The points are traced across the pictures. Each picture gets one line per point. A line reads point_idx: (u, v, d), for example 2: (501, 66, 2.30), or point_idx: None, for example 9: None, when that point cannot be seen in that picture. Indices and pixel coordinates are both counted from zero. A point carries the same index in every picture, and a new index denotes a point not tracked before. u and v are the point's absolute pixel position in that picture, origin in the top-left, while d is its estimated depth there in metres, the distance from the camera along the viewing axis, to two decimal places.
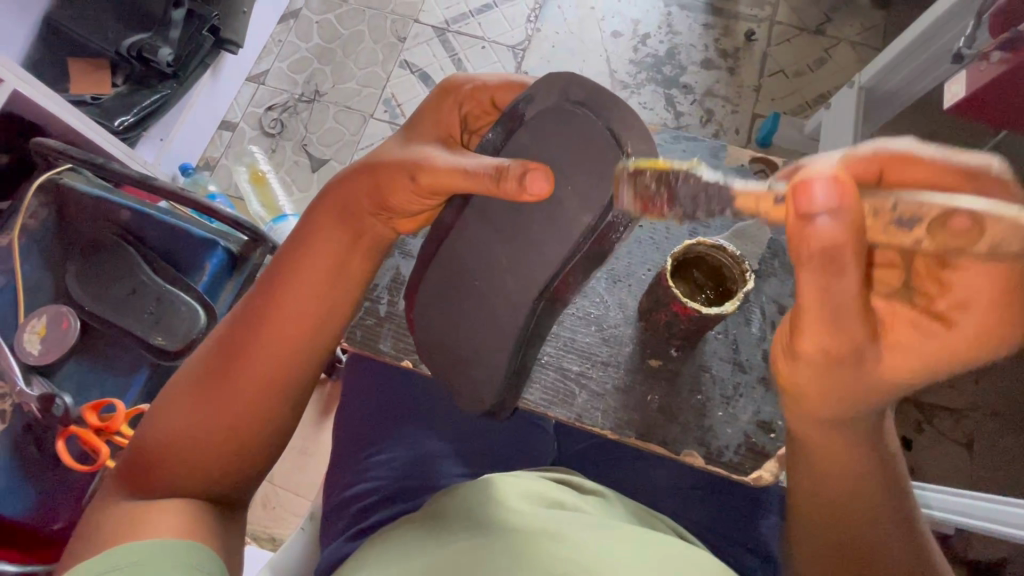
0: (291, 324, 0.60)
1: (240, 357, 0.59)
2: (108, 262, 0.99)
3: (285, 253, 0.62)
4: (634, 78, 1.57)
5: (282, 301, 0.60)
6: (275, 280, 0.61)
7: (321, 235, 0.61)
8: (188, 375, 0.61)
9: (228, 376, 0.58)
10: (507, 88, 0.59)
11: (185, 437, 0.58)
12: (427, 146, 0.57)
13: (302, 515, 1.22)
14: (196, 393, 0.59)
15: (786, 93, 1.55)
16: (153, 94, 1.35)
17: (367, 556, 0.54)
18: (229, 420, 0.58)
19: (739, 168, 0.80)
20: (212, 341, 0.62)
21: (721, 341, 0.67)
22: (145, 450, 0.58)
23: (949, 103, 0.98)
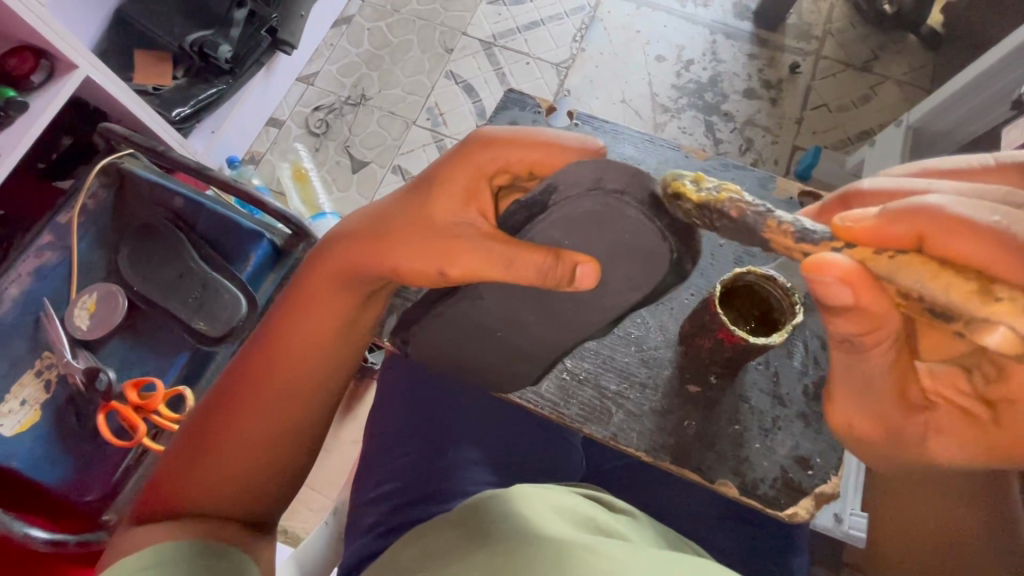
0: (298, 377, 0.62)
1: (255, 408, 0.61)
2: (159, 247, 1.03)
3: (287, 310, 0.62)
4: (675, 103, 1.58)
5: (293, 356, 0.62)
6: (282, 334, 0.62)
7: (326, 295, 0.61)
8: (193, 428, 0.62)
9: (233, 425, 0.60)
10: (543, 156, 0.50)
11: (199, 484, 0.59)
12: (455, 222, 0.52)
13: (317, 509, 1.24)
14: (207, 441, 0.60)
15: (828, 128, 1.54)
16: (210, 88, 1.41)
17: (404, 550, 0.56)
18: (240, 465, 0.60)
19: (786, 201, 0.80)
20: (214, 391, 0.64)
21: (761, 372, 0.67)
22: (161, 493, 0.59)
23: (1004, 148, 0.96)
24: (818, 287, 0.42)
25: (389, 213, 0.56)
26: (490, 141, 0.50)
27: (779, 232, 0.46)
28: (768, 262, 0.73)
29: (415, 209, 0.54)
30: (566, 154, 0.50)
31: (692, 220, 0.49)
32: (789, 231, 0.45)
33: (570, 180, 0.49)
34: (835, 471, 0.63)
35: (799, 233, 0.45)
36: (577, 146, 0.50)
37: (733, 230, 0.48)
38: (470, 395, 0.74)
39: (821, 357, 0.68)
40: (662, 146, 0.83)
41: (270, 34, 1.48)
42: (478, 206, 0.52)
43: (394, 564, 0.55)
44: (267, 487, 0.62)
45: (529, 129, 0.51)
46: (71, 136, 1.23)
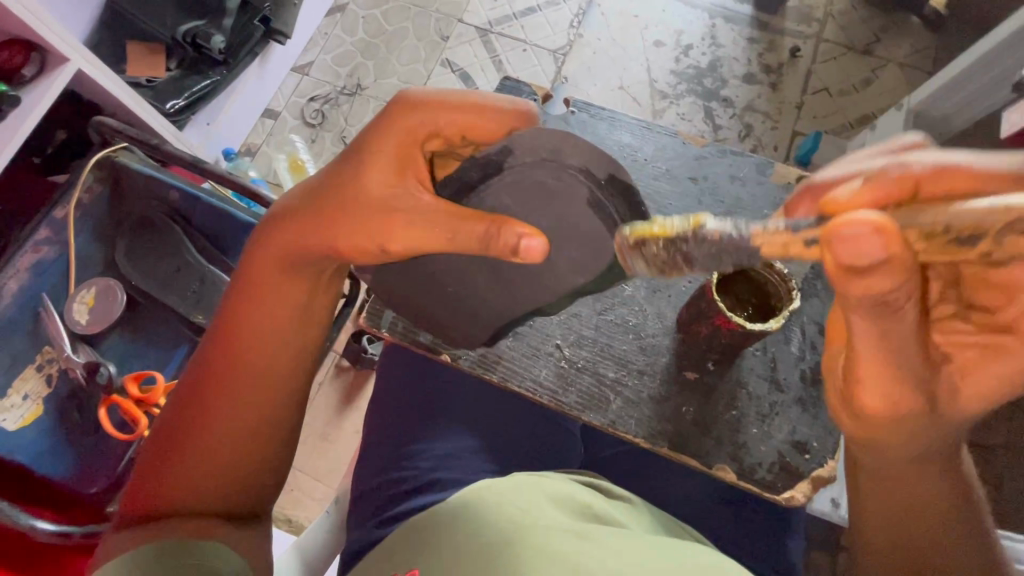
0: (261, 362, 0.62)
1: (220, 397, 0.61)
2: (156, 240, 1.03)
3: (240, 302, 0.62)
4: (673, 88, 1.57)
5: (252, 342, 0.62)
6: (239, 325, 0.62)
7: (276, 282, 0.61)
8: (163, 428, 0.62)
9: (205, 424, 0.61)
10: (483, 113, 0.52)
11: (178, 480, 0.59)
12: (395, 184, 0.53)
13: (318, 498, 1.32)
14: (179, 436, 0.61)
15: (828, 112, 1.52)
16: (204, 79, 1.40)
17: (403, 546, 0.55)
18: (215, 464, 0.61)
19: (785, 186, 0.78)
20: (176, 399, 0.63)
21: (759, 358, 0.67)
22: (140, 496, 0.60)
23: (1004, 131, 0.93)
24: (844, 246, 0.38)
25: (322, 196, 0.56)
26: (416, 105, 0.52)
27: (769, 236, 0.44)
28: None
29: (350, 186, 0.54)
30: (489, 119, 0.52)
31: (661, 258, 0.47)
32: (782, 229, 0.44)
33: (525, 146, 0.49)
34: (833, 455, 0.63)
35: (790, 228, 0.44)
36: (509, 108, 0.52)
37: (716, 252, 0.46)
38: (467, 385, 0.74)
39: (819, 343, 0.68)
40: (659, 133, 0.82)
41: (264, 24, 1.47)
42: (413, 173, 0.53)
43: (396, 563, 0.54)
44: (251, 475, 0.63)
45: (458, 91, 0.53)
46: (66, 131, 1.22)
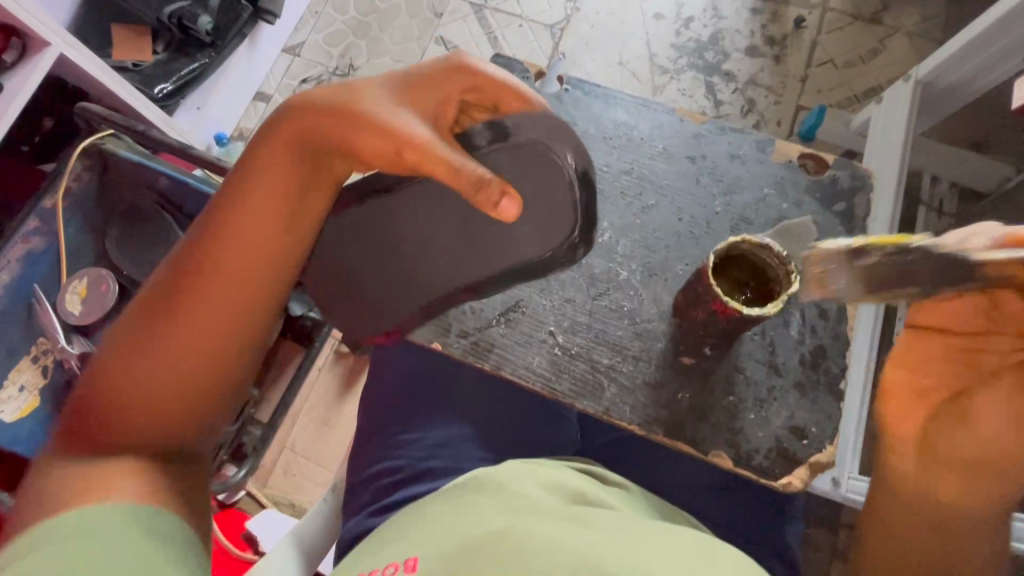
0: (246, 263, 0.54)
1: (194, 299, 0.53)
2: (146, 229, 1.01)
3: (236, 189, 0.55)
4: (674, 63, 1.52)
5: (237, 236, 0.54)
6: (227, 214, 0.54)
7: (277, 172, 0.54)
8: (127, 325, 0.54)
9: (173, 326, 0.53)
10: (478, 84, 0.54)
11: (130, 390, 0.52)
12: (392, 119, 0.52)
13: (320, 482, 1.34)
14: (140, 336, 0.53)
15: (833, 86, 1.48)
16: (192, 62, 1.37)
17: (393, 544, 0.54)
18: (151, 401, 0.52)
19: (786, 163, 0.75)
20: (145, 294, 0.55)
21: (758, 343, 0.65)
22: (91, 406, 0.53)
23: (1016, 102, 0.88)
24: None
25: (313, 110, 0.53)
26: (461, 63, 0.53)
27: None
28: (764, 231, 0.72)
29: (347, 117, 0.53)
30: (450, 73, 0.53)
31: None
32: None
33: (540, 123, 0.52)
34: (830, 440, 0.62)
35: None
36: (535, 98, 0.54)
37: None
38: (461, 373, 0.73)
39: (818, 326, 0.67)
40: (655, 110, 0.79)
41: (251, 3, 1.43)
42: (444, 112, 0.53)
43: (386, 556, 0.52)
44: (207, 402, 0.56)
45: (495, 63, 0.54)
46: (53, 117, 1.20)
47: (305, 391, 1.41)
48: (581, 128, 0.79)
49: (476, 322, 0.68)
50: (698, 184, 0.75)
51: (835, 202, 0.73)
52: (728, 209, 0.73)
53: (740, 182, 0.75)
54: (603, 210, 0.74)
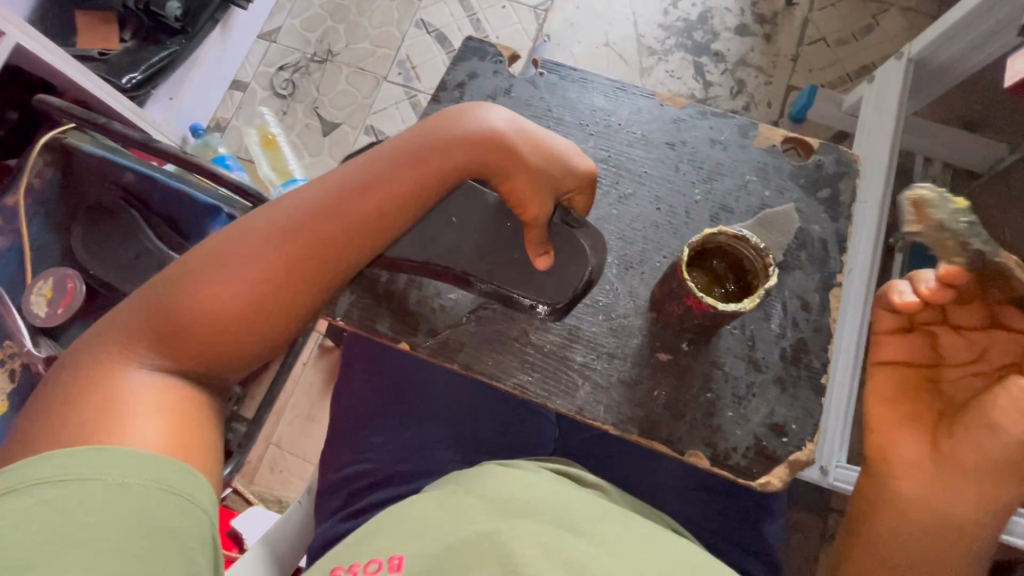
0: (344, 236, 0.58)
1: (297, 252, 0.57)
2: (113, 226, 0.98)
3: (378, 164, 0.59)
4: (662, 44, 1.48)
5: (354, 210, 0.58)
6: (359, 186, 0.58)
7: (410, 163, 0.59)
8: (227, 238, 0.57)
9: (265, 266, 0.56)
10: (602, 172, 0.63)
11: (208, 310, 0.55)
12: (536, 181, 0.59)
13: (305, 478, 1.32)
14: (237, 259, 0.56)
15: (825, 65, 1.44)
16: (162, 50, 1.33)
17: (373, 540, 0.50)
18: (173, 346, 0.55)
19: (769, 149, 0.72)
20: (256, 218, 0.58)
21: (737, 337, 0.63)
22: (165, 307, 0.55)
23: (1009, 80, 0.85)
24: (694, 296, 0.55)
25: (437, 132, 0.61)
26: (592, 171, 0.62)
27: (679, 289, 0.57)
28: (745, 219, 0.69)
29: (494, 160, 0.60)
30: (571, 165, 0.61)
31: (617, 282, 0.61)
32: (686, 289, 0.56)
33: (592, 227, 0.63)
34: (810, 438, 0.60)
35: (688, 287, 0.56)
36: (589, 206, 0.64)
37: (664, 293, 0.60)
38: (432, 371, 0.71)
39: (800, 319, 0.64)
40: (633, 94, 0.76)
41: None
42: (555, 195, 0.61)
43: (366, 552, 0.49)
44: (248, 351, 0.57)
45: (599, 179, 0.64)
46: (17, 111, 1.15)
47: (289, 386, 1.39)
48: (555, 115, 0.76)
49: (445, 320, 0.66)
50: (678, 172, 0.72)
51: (820, 188, 0.70)
52: (708, 197, 0.70)
53: (721, 169, 0.72)
54: None
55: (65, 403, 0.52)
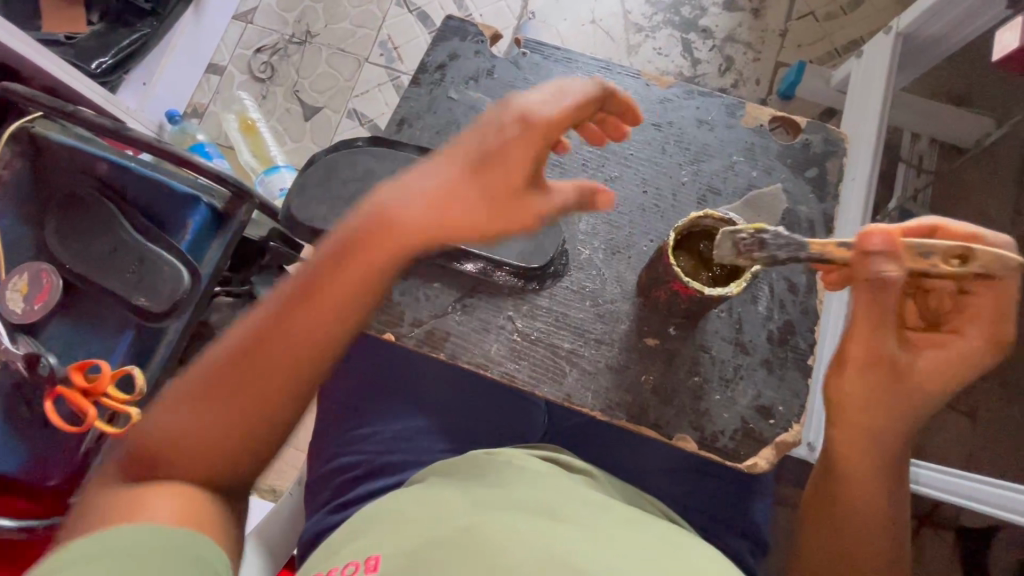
0: (333, 320, 0.52)
1: (287, 347, 0.51)
2: (87, 219, 0.94)
3: (352, 240, 0.52)
4: (649, 20, 1.45)
5: (334, 291, 0.52)
6: (336, 266, 0.52)
7: (388, 232, 0.52)
8: (213, 361, 0.52)
9: (258, 374, 0.51)
10: (585, 98, 0.52)
11: (209, 432, 0.50)
12: (504, 189, 0.51)
13: (297, 467, 1.32)
14: (227, 379, 0.51)
15: (814, 40, 1.42)
16: (133, 33, 1.28)
17: (349, 544, 0.50)
18: (165, 461, 0.50)
19: (757, 128, 0.71)
20: (241, 331, 0.52)
21: (724, 320, 0.63)
22: (159, 436, 0.51)
23: (997, 54, 0.84)
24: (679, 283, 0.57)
25: (404, 199, 0.52)
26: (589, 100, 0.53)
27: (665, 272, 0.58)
28: (732, 202, 0.69)
29: (453, 184, 0.52)
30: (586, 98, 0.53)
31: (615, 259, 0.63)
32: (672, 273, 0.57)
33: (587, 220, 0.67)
34: (797, 419, 0.61)
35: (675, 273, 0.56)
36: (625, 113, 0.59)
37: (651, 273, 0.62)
38: (419, 360, 0.71)
39: (788, 301, 0.64)
40: (618, 74, 0.74)
41: None
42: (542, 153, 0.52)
43: (343, 556, 0.49)
44: (258, 453, 0.53)
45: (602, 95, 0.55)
46: None
47: None
48: None
49: (430, 310, 0.65)
50: (665, 154, 0.71)
51: (807, 168, 0.69)
52: (695, 179, 0.70)
53: (708, 150, 0.71)
54: None
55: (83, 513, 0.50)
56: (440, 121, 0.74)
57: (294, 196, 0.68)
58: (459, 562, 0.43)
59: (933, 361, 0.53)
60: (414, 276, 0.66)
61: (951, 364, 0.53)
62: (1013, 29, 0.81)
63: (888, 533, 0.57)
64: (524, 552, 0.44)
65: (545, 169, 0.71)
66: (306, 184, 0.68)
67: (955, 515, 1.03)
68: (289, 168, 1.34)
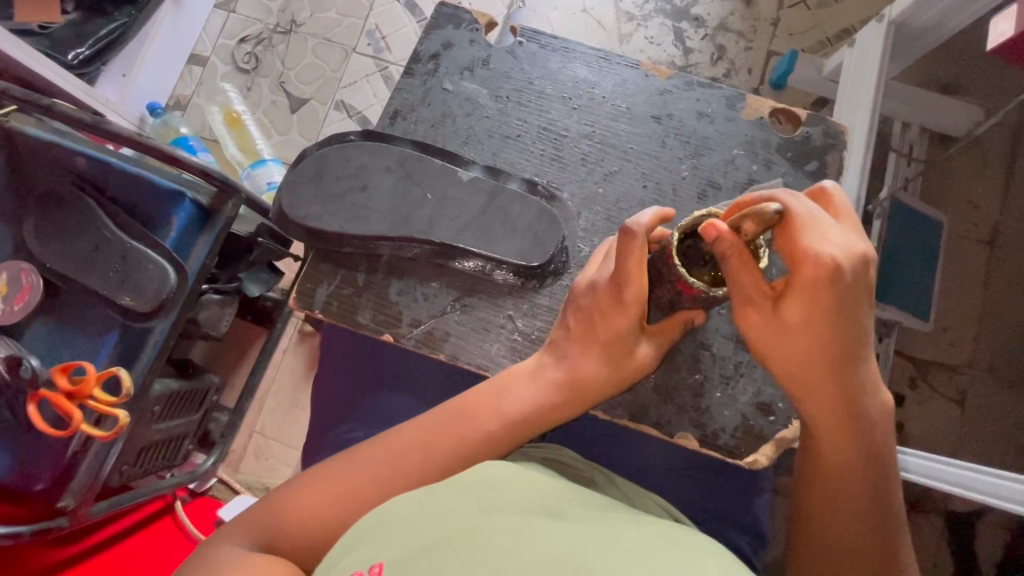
0: (469, 451, 0.57)
1: (420, 468, 0.57)
2: (68, 216, 0.91)
3: (494, 385, 0.60)
4: (641, 9, 1.43)
5: (477, 428, 0.58)
6: (475, 403, 0.59)
7: (525, 376, 0.60)
8: (349, 459, 0.58)
9: (386, 485, 0.56)
10: (640, 259, 0.56)
11: (329, 519, 0.55)
12: (617, 342, 0.58)
13: (291, 466, 1.30)
14: (359, 484, 0.56)
15: (806, 28, 1.41)
16: (110, 22, 1.24)
17: (350, 552, 0.47)
18: (291, 533, 0.55)
19: (757, 120, 0.70)
20: (379, 443, 0.58)
21: (724, 317, 0.64)
22: (284, 510, 0.55)
23: (993, 43, 0.83)
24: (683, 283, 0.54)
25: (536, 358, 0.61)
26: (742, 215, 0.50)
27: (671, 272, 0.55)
28: (733, 196, 0.68)
29: (575, 334, 0.60)
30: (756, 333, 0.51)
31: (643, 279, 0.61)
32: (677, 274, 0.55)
33: None
34: (796, 414, 0.61)
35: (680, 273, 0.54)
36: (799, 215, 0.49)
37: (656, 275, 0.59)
38: (417, 360, 0.71)
39: None
40: (617, 64, 0.73)
41: None
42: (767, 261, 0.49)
43: (345, 567, 0.46)
44: None
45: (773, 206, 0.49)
46: None
47: (271, 373, 1.36)
48: (537, 88, 0.72)
49: (429, 310, 0.66)
50: (664, 147, 0.70)
51: (807, 160, 0.69)
52: (696, 173, 0.69)
53: (708, 143, 0.70)
54: (562, 181, 0.69)
55: (195, 559, 0.54)
56: (434, 113, 0.72)
57: (285, 193, 0.66)
58: (465, 559, 0.43)
59: (796, 311, 0.49)
60: (412, 276, 0.66)
61: (814, 301, 0.48)
62: (1009, 17, 0.80)
63: (877, 481, 0.53)
64: (528, 554, 0.43)
65: (544, 164, 0.70)
66: (298, 179, 0.66)
67: (944, 500, 1.04)
68: (276, 162, 1.31)
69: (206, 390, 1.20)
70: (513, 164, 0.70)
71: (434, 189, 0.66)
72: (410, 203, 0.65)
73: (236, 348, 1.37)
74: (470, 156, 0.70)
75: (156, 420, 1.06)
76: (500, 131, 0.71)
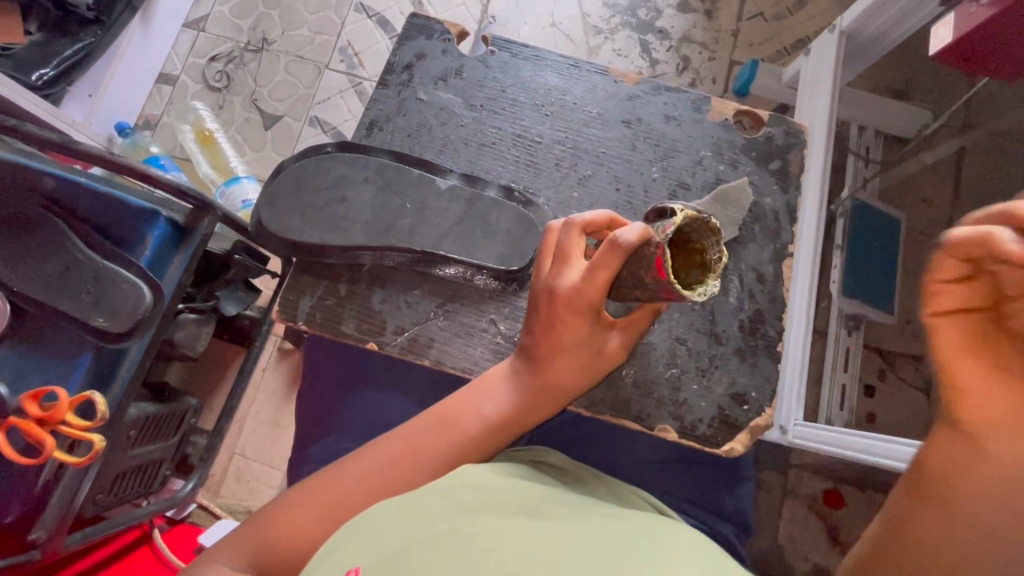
0: (454, 455, 0.58)
1: (407, 475, 0.57)
2: (34, 238, 0.88)
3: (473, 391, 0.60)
4: (607, 23, 1.48)
5: (462, 432, 0.58)
6: (457, 408, 0.60)
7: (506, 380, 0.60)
8: (334, 473, 0.58)
9: (373, 494, 0.56)
10: (612, 271, 0.55)
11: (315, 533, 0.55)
12: (585, 347, 0.58)
13: (273, 486, 1.27)
14: (346, 496, 0.56)
15: (764, 39, 1.47)
16: (75, 42, 1.23)
17: (338, 554, 0.47)
18: (278, 548, 0.54)
19: (722, 123, 0.73)
20: (365, 455, 0.58)
21: (698, 313, 0.66)
22: (271, 526, 0.55)
23: (934, 48, 0.88)
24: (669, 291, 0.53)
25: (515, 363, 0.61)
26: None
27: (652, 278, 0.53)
28: (702, 196, 0.71)
29: (542, 341, 0.59)
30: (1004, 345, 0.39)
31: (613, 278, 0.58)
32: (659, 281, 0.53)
33: None
34: (769, 403, 0.64)
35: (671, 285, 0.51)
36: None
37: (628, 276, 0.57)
38: (401, 367, 0.71)
39: (756, 291, 0.67)
40: (588, 71, 0.75)
41: None
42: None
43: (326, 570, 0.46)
44: None
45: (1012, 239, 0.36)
46: None
47: (250, 392, 1.34)
48: (510, 95, 0.74)
49: (412, 317, 0.66)
50: (635, 150, 0.72)
51: (771, 160, 0.72)
52: (666, 175, 0.71)
53: (677, 145, 0.73)
54: (537, 186, 0.71)
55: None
56: (410, 123, 0.73)
57: (264, 206, 0.66)
58: (457, 559, 0.43)
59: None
60: (395, 285, 0.67)
61: None
62: (948, 24, 0.86)
63: None
64: (517, 552, 0.44)
65: (520, 171, 0.72)
66: (277, 193, 0.67)
67: None
68: (250, 179, 1.30)
69: (183, 412, 1.17)
70: (489, 171, 0.72)
71: (414, 198, 0.67)
72: (390, 212, 0.66)
73: (213, 368, 1.34)
74: (447, 164, 0.72)
75: (131, 446, 1.03)
76: (475, 139, 0.73)
